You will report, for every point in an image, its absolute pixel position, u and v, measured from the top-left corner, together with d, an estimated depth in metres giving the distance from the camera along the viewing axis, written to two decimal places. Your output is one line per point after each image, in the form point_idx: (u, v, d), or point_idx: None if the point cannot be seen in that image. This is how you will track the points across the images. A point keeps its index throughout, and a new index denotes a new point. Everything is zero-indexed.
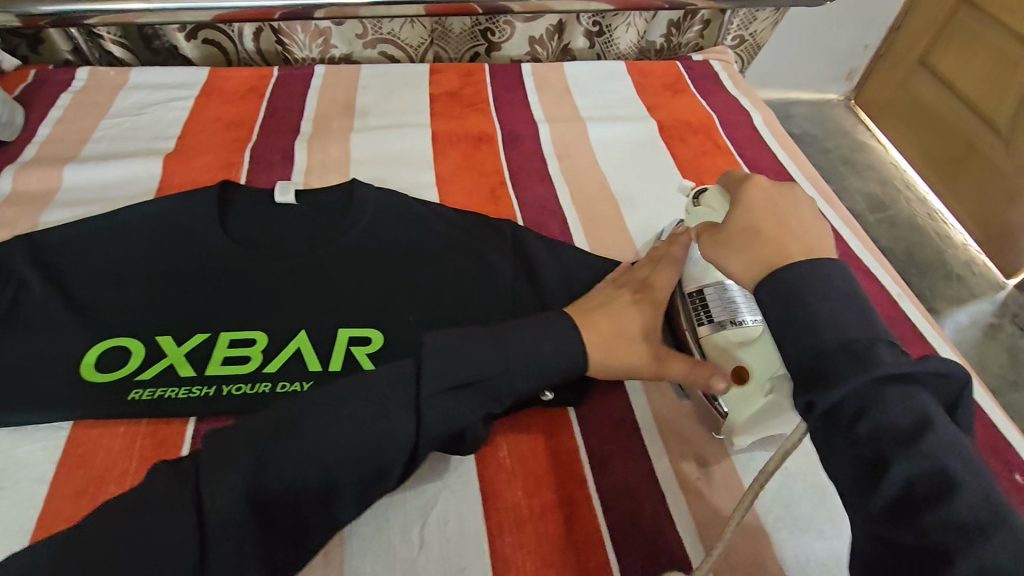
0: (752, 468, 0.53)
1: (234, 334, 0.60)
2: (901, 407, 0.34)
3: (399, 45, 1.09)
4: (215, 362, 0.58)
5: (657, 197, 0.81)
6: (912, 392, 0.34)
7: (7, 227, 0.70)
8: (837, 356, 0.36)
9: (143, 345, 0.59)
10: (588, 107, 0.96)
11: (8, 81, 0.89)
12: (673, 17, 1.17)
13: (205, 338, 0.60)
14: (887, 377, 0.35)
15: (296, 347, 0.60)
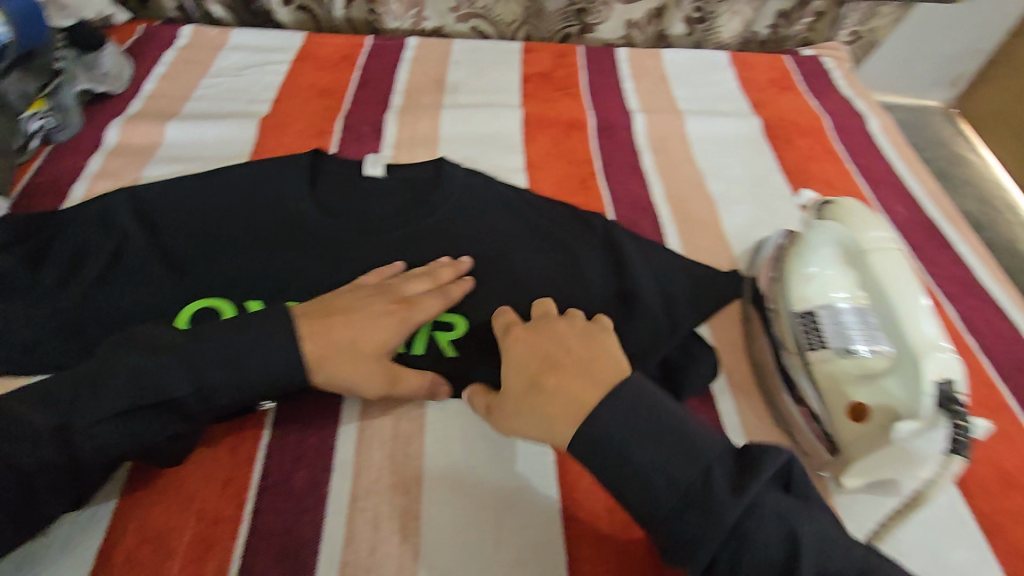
0: (861, 512, 0.49)
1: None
2: (696, 532, 0.37)
3: (490, 20, 1.07)
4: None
5: (759, 202, 0.74)
6: (771, 519, 0.37)
7: (112, 177, 0.72)
8: (682, 512, 0.38)
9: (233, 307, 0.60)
10: (686, 99, 0.90)
11: (118, 35, 0.92)
12: (783, 7, 1.08)
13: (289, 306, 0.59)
14: (736, 520, 0.37)
15: None
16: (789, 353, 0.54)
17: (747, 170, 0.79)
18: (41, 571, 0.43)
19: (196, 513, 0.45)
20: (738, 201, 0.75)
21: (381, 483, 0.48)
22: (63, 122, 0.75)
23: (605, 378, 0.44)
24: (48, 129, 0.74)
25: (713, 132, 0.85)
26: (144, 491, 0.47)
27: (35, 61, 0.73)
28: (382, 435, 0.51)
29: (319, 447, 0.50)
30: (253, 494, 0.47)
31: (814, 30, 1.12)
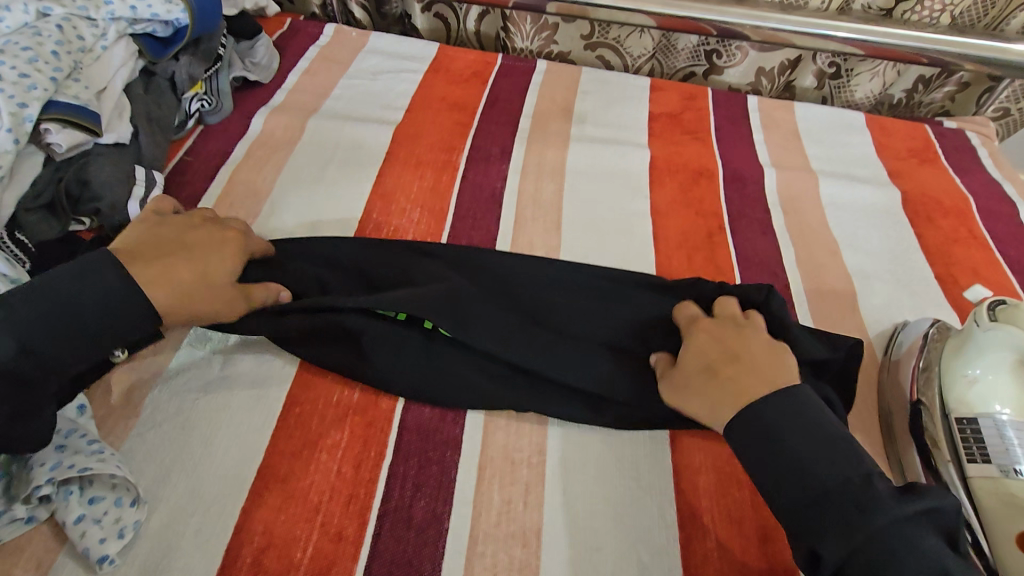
0: None
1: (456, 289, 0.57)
2: (901, 551, 0.37)
3: (618, 51, 1.06)
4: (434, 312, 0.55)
5: (897, 283, 0.71)
6: (918, 530, 0.38)
7: (256, 167, 0.75)
8: (851, 504, 0.39)
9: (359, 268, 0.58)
10: (819, 160, 0.87)
11: (268, 26, 0.97)
12: (925, 73, 1.02)
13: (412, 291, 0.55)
14: (900, 517, 0.38)
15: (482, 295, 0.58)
16: (945, 459, 0.53)
17: (883, 246, 0.75)
18: (177, 561, 0.45)
19: (320, 527, 0.47)
20: (876, 281, 0.70)
21: (500, 529, 0.48)
22: (217, 106, 0.79)
23: (767, 375, 0.47)
24: (203, 111, 0.78)
25: (848, 199, 0.81)
26: (271, 494, 0.48)
27: (201, 46, 0.77)
28: (502, 478, 0.51)
29: (440, 478, 0.50)
30: (375, 516, 0.48)
31: (954, 100, 1.06)
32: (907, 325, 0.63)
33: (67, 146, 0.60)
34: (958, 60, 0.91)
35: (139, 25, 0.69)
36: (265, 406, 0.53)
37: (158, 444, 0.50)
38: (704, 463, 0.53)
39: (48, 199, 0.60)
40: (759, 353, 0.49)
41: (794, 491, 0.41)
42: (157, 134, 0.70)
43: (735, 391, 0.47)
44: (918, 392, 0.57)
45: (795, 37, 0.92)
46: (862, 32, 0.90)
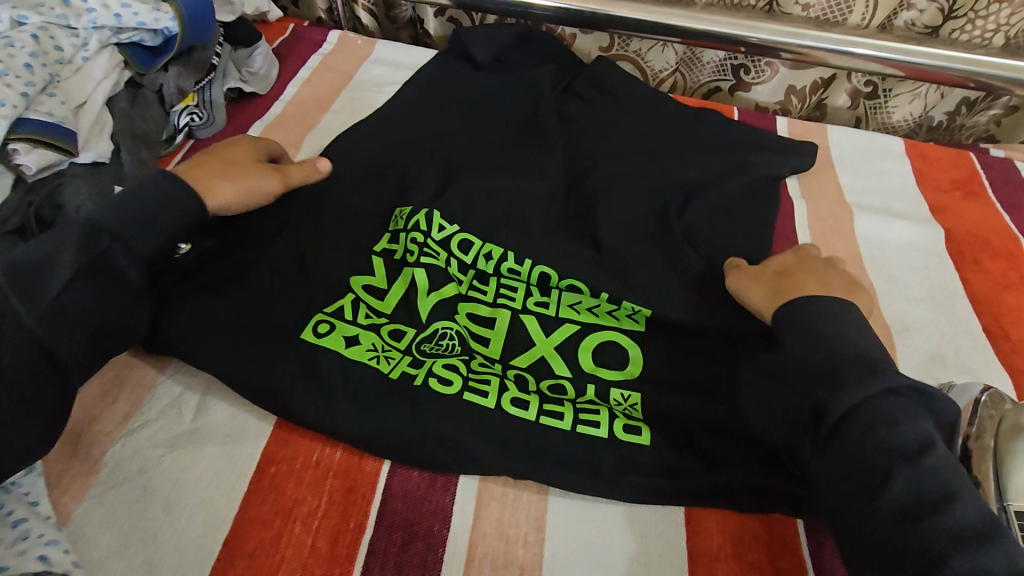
0: None
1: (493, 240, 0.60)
2: (897, 447, 0.41)
3: (639, 64, 1.00)
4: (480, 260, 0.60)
5: (940, 336, 0.64)
6: (913, 416, 0.42)
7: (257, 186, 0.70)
8: (845, 368, 0.45)
9: (401, 281, 0.59)
10: (854, 191, 0.80)
11: (269, 32, 0.92)
12: (969, 95, 0.94)
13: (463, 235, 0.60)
14: (883, 395, 0.43)
15: (503, 328, 0.57)
16: None
17: (925, 291, 0.68)
18: None
19: None
20: (918, 332, 0.64)
21: None
22: (210, 120, 0.74)
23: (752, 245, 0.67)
24: (194, 125, 0.73)
25: (885, 236, 0.74)
26: (237, 571, 0.43)
27: (194, 55, 0.72)
28: (496, 558, 0.46)
29: (426, 557, 0.45)
30: None
31: (1000, 124, 0.98)
32: (952, 388, 0.57)
33: (37, 168, 0.56)
34: (1009, 86, 0.84)
35: (125, 33, 0.65)
36: (236, 464, 0.48)
37: (113, 510, 0.45)
38: (723, 548, 0.47)
39: (16, 225, 0.55)
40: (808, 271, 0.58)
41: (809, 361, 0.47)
42: (140, 150, 0.65)
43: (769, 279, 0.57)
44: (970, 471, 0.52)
45: (831, 57, 0.85)
46: (904, 52, 0.83)
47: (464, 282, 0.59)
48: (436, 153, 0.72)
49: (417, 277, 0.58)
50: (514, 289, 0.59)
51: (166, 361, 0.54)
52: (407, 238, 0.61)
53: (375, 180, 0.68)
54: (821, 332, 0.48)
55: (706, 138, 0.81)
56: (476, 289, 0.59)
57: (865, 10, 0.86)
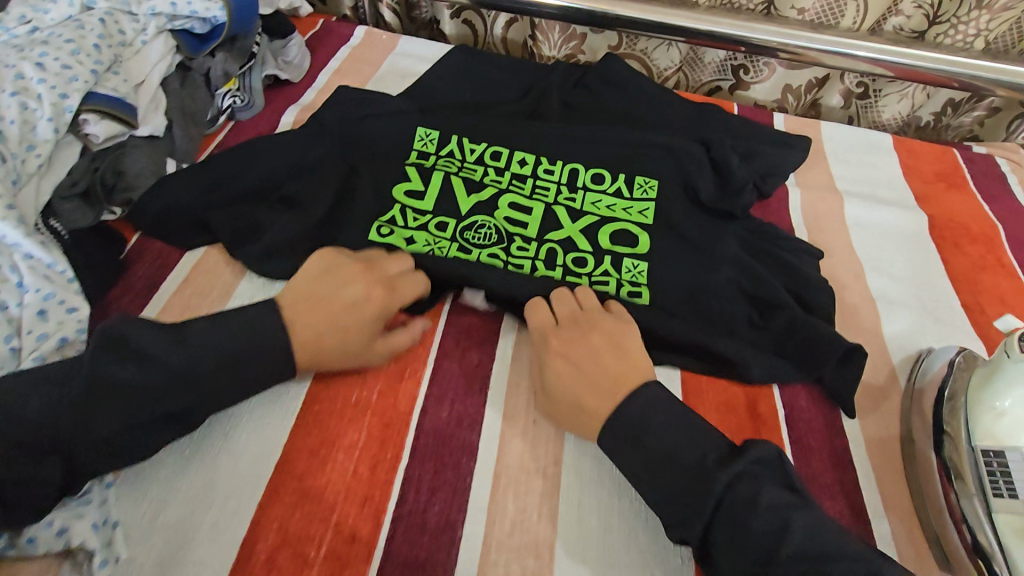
0: None
1: (517, 200, 0.71)
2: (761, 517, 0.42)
3: (645, 63, 1.07)
4: (500, 216, 0.69)
5: (922, 308, 0.70)
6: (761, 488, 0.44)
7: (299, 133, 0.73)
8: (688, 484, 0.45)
9: (424, 248, 0.66)
10: (844, 180, 0.86)
11: (301, 26, 0.98)
12: (954, 97, 1.01)
13: (492, 192, 0.71)
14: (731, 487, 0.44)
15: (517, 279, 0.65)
16: (969, 492, 0.50)
17: (909, 269, 0.74)
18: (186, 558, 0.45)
19: (334, 526, 0.47)
20: (900, 304, 0.70)
21: (513, 538, 0.48)
22: (249, 103, 0.79)
23: (602, 370, 0.53)
24: (235, 107, 0.78)
25: (873, 221, 0.80)
26: (287, 491, 0.48)
27: (238, 42, 0.78)
28: (517, 487, 0.51)
29: (455, 484, 0.50)
30: (389, 519, 0.48)
31: (984, 124, 1.05)
32: (931, 352, 0.62)
33: (103, 137, 0.61)
34: (988, 86, 0.90)
35: (178, 21, 0.71)
36: (285, 399, 0.54)
37: (176, 441, 0.51)
38: None
39: (83, 188, 0.61)
40: (602, 364, 0.53)
41: (659, 479, 0.46)
42: (190, 127, 0.72)
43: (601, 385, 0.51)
44: (942, 422, 0.55)
45: (824, 56, 0.92)
46: (891, 52, 0.90)
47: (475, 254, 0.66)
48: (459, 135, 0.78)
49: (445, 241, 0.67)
50: (521, 265, 0.66)
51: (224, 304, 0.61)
52: (432, 218, 0.69)
53: (403, 160, 0.73)
54: (661, 430, 0.48)
55: (708, 129, 0.87)
56: (488, 261, 0.66)
57: (856, 15, 0.92)
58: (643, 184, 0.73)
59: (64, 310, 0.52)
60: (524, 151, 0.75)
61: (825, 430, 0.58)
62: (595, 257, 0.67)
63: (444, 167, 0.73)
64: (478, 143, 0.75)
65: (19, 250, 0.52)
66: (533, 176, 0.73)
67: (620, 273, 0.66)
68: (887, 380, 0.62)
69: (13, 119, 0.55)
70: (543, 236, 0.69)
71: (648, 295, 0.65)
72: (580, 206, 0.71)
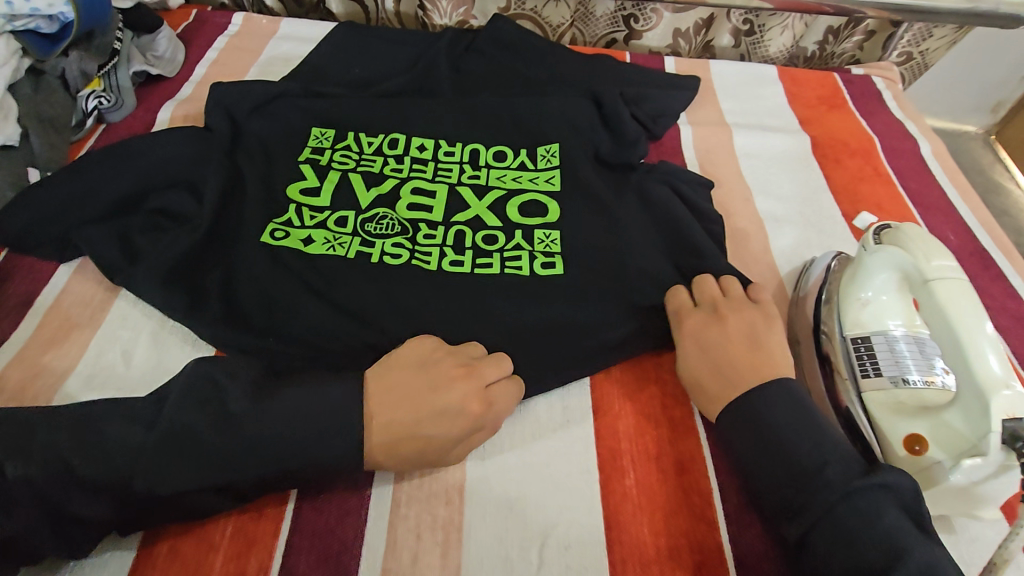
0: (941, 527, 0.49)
1: (420, 184, 0.71)
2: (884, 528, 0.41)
3: (537, 21, 1.07)
4: (404, 205, 0.69)
5: (807, 222, 0.73)
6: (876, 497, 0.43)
7: (179, 131, 0.70)
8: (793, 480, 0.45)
9: (326, 250, 0.63)
10: (734, 113, 0.89)
11: (172, 19, 0.93)
12: (833, 24, 1.05)
13: (393, 183, 0.71)
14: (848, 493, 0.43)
15: (430, 266, 0.63)
16: (844, 379, 0.54)
17: (795, 189, 0.78)
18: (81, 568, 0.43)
19: (239, 508, 0.46)
20: (786, 222, 0.73)
21: (422, 490, 0.49)
22: (118, 103, 0.76)
23: (735, 367, 0.53)
24: (102, 109, 0.75)
25: (761, 148, 0.84)
26: None
27: (94, 40, 0.74)
28: None
29: None
30: (296, 491, 0.47)
31: (863, 48, 1.10)
32: (813, 260, 0.65)
33: None
34: (857, 7, 0.94)
35: (20, 21, 0.66)
36: None
37: None
38: (623, 409, 0.56)
39: None
40: (738, 349, 0.54)
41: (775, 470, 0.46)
42: (50, 134, 0.68)
43: (715, 370, 0.54)
44: (820, 322, 0.58)
45: None
46: None
47: (374, 252, 0.64)
48: (345, 111, 0.77)
49: (348, 241, 0.65)
50: (429, 253, 0.65)
51: (105, 314, 0.59)
52: (332, 217, 0.67)
53: (294, 158, 0.72)
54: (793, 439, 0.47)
55: (599, 78, 0.88)
56: (389, 255, 0.64)
57: None
58: (545, 151, 0.75)
59: None
60: (423, 137, 0.76)
61: None
62: (505, 232, 0.68)
63: (340, 162, 0.72)
64: (375, 136, 0.76)
65: None
66: (435, 160, 0.74)
67: (531, 245, 0.67)
68: (776, 291, 0.65)
69: None
70: (449, 220, 0.69)
71: (560, 261, 0.65)
72: (484, 183, 0.73)
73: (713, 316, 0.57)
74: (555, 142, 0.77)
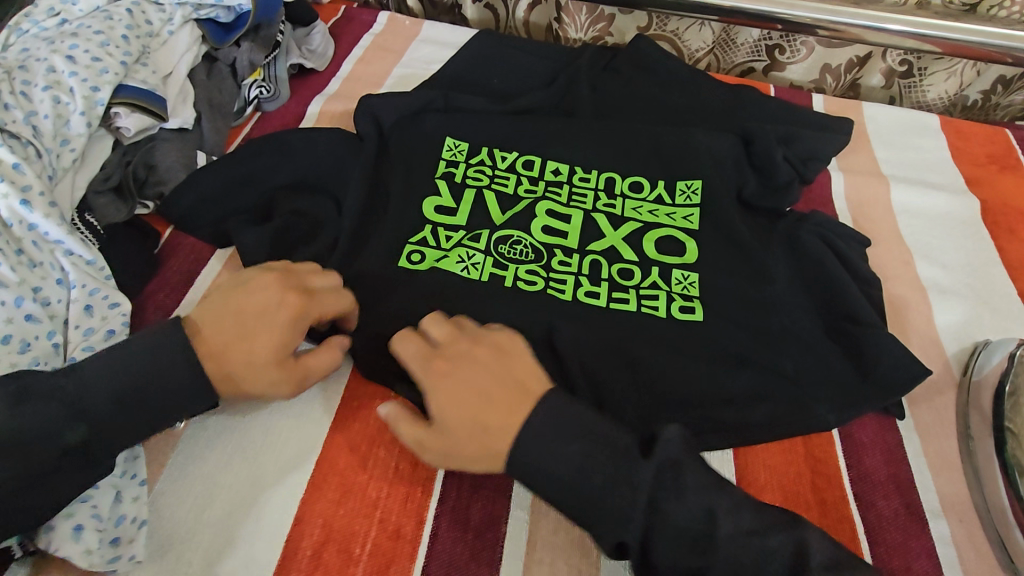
0: None
1: (553, 207, 0.70)
2: None
3: (676, 44, 1.03)
4: (537, 227, 0.68)
5: (976, 299, 0.66)
6: None
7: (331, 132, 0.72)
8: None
9: (459, 269, 0.63)
10: (889, 164, 0.83)
11: (323, 13, 0.96)
12: (1005, 73, 0.96)
13: (527, 204, 0.70)
14: None
15: (564, 297, 0.62)
16: None
17: (961, 258, 0.71)
18: (230, 559, 0.45)
19: (378, 523, 0.47)
20: (953, 295, 0.66)
21: (558, 537, 0.47)
22: (275, 93, 0.78)
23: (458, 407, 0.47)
24: (262, 98, 0.77)
25: (922, 207, 0.77)
26: (329, 487, 0.48)
27: (260, 33, 0.77)
28: None
29: (498, 480, 0.50)
30: (432, 516, 0.47)
31: None
32: (988, 344, 0.60)
33: (135, 130, 0.61)
34: None
35: (204, 10, 0.70)
36: (324, 398, 0.54)
37: (205, 451, 0.50)
38: (768, 481, 0.53)
39: (117, 182, 0.61)
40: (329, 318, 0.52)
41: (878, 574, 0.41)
42: (217, 119, 0.70)
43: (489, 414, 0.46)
44: (1004, 418, 0.54)
45: (867, 33, 0.88)
46: (940, 28, 0.85)
47: (506, 276, 0.63)
48: (486, 124, 0.76)
49: (481, 260, 0.64)
50: (563, 282, 0.63)
51: None
52: (466, 234, 0.67)
53: (432, 170, 0.72)
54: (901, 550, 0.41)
55: (745, 112, 0.84)
56: (523, 280, 0.63)
57: None
58: (685, 188, 0.72)
59: (105, 303, 0.52)
60: (558, 160, 0.75)
61: (877, 425, 0.56)
62: (641, 268, 0.65)
63: (474, 179, 0.72)
64: (510, 153, 0.75)
65: (62, 247, 0.52)
66: (569, 183, 0.73)
67: (670, 286, 0.63)
68: (943, 373, 0.60)
69: (46, 113, 0.55)
70: (584, 248, 0.67)
71: (700, 308, 0.62)
72: (621, 212, 0.70)
73: (496, 353, 0.50)
74: (699, 179, 0.73)
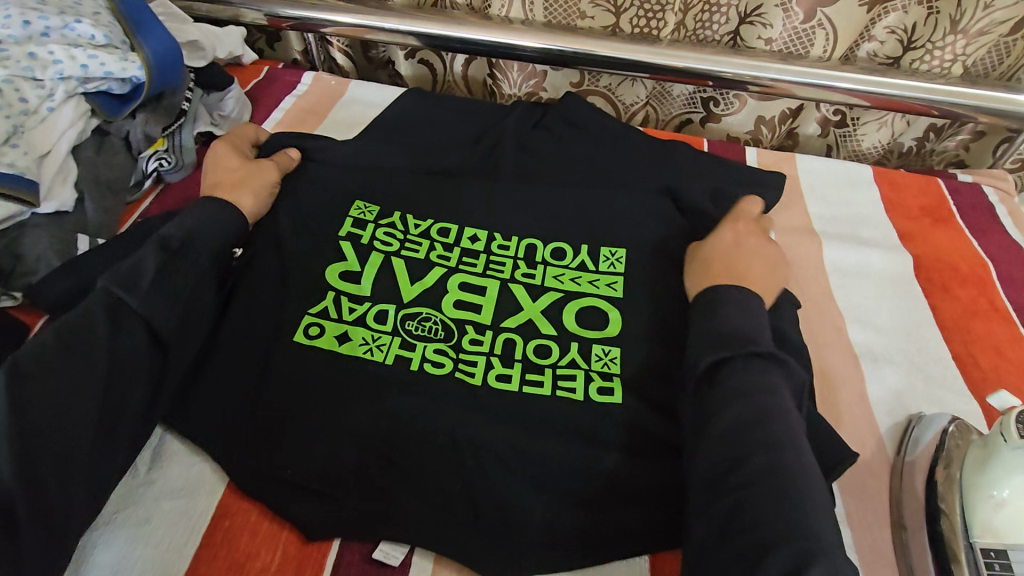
0: None
1: (467, 278, 0.65)
2: None
3: (610, 99, 1.02)
4: (450, 301, 0.63)
5: (911, 367, 0.63)
6: None
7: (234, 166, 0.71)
8: None
9: (360, 352, 0.58)
10: (822, 220, 0.81)
11: (244, 75, 0.93)
12: (935, 122, 0.96)
13: (439, 273, 0.65)
14: None
15: (476, 381, 0.57)
16: None
17: (895, 321, 0.68)
18: None
19: None
20: (887, 363, 0.63)
21: None
22: (178, 163, 0.73)
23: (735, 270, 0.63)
24: (162, 170, 0.72)
25: (855, 265, 0.74)
26: None
27: (163, 101, 0.73)
28: None
29: None
30: None
31: (969, 149, 0.99)
32: (921, 418, 0.57)
33: None
34: (970, 113, 0.85)
35: (92, 83, 0.65)
36: (191, 518, 0.50)
37: None
38: None
39: None
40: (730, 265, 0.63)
41: None
42: (105, 197, 0.66)
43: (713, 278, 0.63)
44: (936, 502, 0.50)
45: (795, 88, 0.87)
46: (866, 83, 0.85)
47: (411, 359, 0.58)
48: (402, 191, 0.73)
49: (385, 341, 0.59)
50: (474, 364, 0.58)
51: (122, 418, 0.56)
52: (369, 308, 0.61)
53: (336, 237, 0.67)
54: None
55: (675, 171, 0.81)
56: (430, 363, 0.58)
57: (827, 44, 0.88)
58: (608, 256, 0.68)
59: None
60: (476, 225, 0.70)
61: None
62: (559, 343, 0.60)
63: (384, 245, 0.67)
64: (424, 218, 0.71)
65: None
66: (486, 252, 0.68)
67: (590, 364, 0.59)
68: (875, 453, 0.56)
69: None
70: (498, 323, 0.62)
71: (621, 390, 0.57)
72: (541, 281, 0.66)
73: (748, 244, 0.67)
74: (622, 247, 0.69)
